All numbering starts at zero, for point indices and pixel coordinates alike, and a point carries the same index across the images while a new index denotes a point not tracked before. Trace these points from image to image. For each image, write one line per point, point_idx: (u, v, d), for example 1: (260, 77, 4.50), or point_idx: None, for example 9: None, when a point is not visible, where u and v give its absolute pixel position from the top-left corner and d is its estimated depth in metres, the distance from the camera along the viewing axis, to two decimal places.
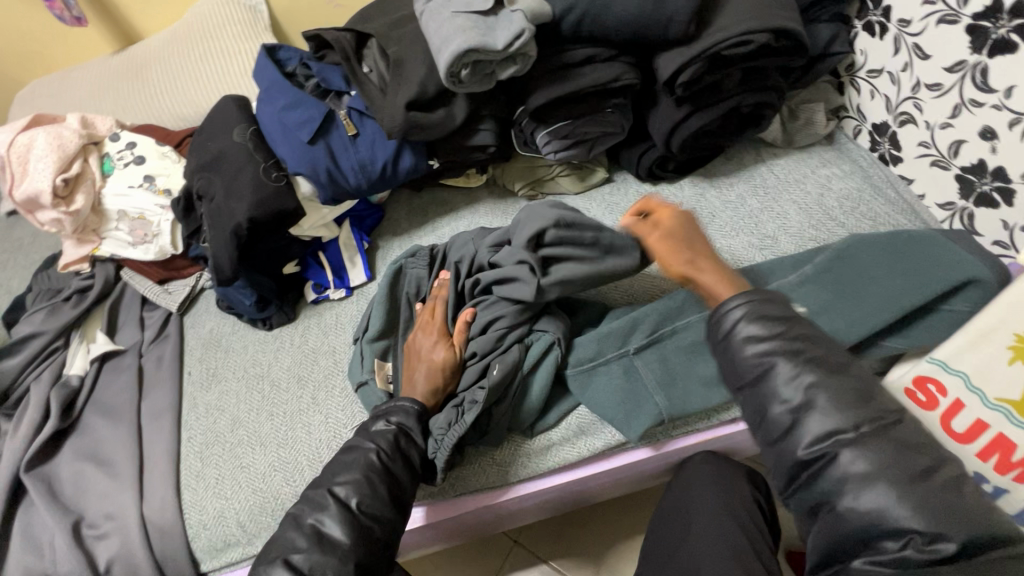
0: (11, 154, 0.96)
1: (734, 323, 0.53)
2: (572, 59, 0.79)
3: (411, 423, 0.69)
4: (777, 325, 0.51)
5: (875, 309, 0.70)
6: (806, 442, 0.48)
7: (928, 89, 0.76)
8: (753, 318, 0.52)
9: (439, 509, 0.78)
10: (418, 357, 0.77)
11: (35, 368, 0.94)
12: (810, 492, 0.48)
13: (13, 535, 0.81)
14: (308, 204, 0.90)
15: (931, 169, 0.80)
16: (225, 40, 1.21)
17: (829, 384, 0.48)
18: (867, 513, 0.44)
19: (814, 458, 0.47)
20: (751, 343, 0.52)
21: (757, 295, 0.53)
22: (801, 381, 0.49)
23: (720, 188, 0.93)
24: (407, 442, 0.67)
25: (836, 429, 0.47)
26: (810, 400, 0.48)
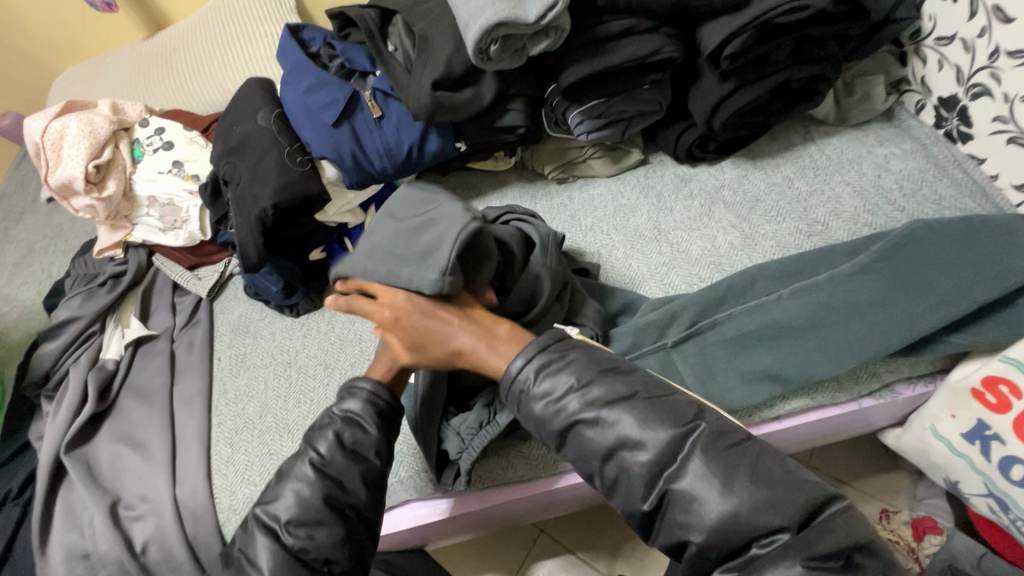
0: (45, 140, 0.97)
1: (528, 381, 0.55)
2: (608, 31, 0.74)
3: (358, 412, 0.61)
4: (573, 377, 0.54)
5: (943, 302, 0.65)
6: (643, 494, 0.50)
7: (1009, 57, 0.68)
8: (547, 368, 0.55)
9: (464, 503, 0.76)
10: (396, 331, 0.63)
11: (73, 352, 0.96)
12: (668, 533, 0.50)
13: (56, 514, 0.83)
14: (334, 188, 0.88)
15: (1007, 146, 0.72)
16: (252, 22, 1.20)
17: (643, 417, 0.51)
18: (714, 535, 0.47)
19: (655, 506, 0.50)
20: (555, 404, 0.54)
21: (539, 342, 0.56)
22: (611, 426, 0.52)
23: (765, 170, 0.87)
24: (351, 436, 0.60)
25: (663, 465, 0.50)
26: (620, 437, 0.51)
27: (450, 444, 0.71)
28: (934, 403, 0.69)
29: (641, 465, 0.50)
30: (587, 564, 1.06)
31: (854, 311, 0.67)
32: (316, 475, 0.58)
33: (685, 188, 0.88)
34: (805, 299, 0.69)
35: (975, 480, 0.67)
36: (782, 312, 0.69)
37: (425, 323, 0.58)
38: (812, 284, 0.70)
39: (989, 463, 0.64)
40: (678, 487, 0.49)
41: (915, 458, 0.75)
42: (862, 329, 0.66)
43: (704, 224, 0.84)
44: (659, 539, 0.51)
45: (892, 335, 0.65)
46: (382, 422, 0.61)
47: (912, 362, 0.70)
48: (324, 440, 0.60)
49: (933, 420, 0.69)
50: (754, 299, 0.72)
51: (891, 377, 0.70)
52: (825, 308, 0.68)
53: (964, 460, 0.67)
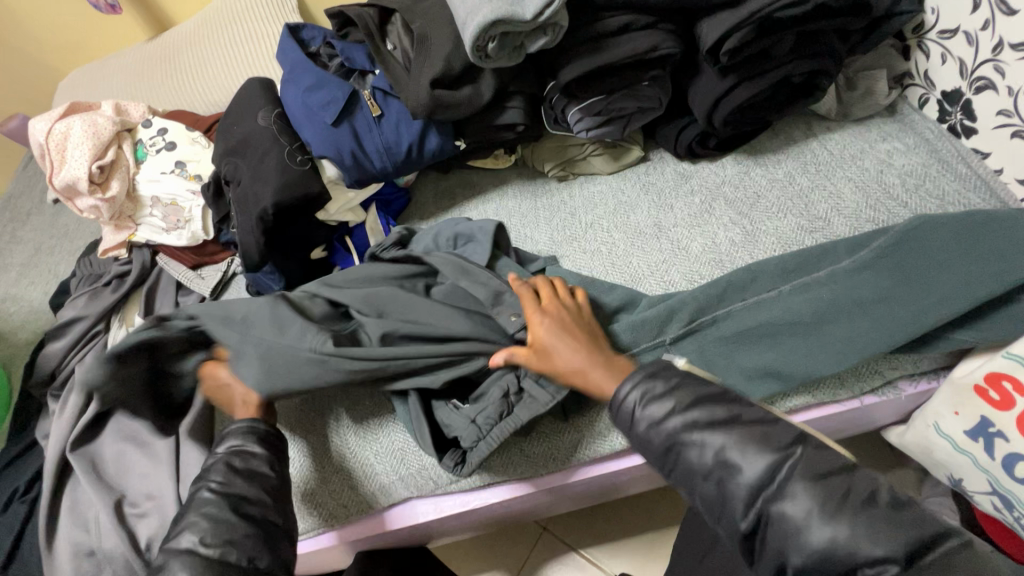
0: (50, 142, 0.98)
1: (632, 404, 0.54)
2: (606, 28, 0.74)
3: (248, 439, 0.65)
4: (684, 397, 0.52)
5: (945, 298, 0.64)
6: (741, 511, 0.48)
7: (1013, 50, 0.67)
8: (652, 395, 0.53)
9: (367, 525, 0.78)
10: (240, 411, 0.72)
11: (79, 350, 0.97)
12: (768, 558, 0.46)
13: (62, 511, 0.85)
14: (334, 187, 0.88)
15: (1012, 141, 0.71)
16: (253, 23, 1.20)
17: (737, 442, 0.49)
18: (818, 559, 0.44)
19: (753, 527, 0.47)
20: (666, 425, 0.52)
21: (644, 369, 0.55)
22: (710, 448, 0.50)
23: (767, 166, 0.86)
24: (242, 459, 0.63)
25: (760, 484, 0.47)
26: (725, 461, 0.49)
27: (459, 431, 0.70)
28: (937, 400, 0.69)
29: (742, 486, 0.48)
30: (590, 562, 1.06)
31: (857, 307, 0.67)
32: (219, 497, 0.59)
33: (686, 184, 0.88)
34: (806, 296, 0.69)
35: (979, 478, 0.66)
36: (784, 309, 0.69)
37: (569, 332, 0.66)
38: (814, 281, 0.70)
39: (992, 460, 0.63)
40: (779, 509, 0.46)
41: (919, 455, 0.75)
42: (864, 326, 0.66)
43: (704, 221, 0.83)
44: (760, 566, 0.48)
45: (896, 331, 0.65)
46: (267, 447, 0.66)
47: (915, 359, 0.70)
48: (217, 472, 0.62)
49: (936, 417, 0.69)
50: (756, 296, 0.71)
51: (894, 374, 0.70)
52: (827, 305, 0.68)
53: (968, 456, 0.66)
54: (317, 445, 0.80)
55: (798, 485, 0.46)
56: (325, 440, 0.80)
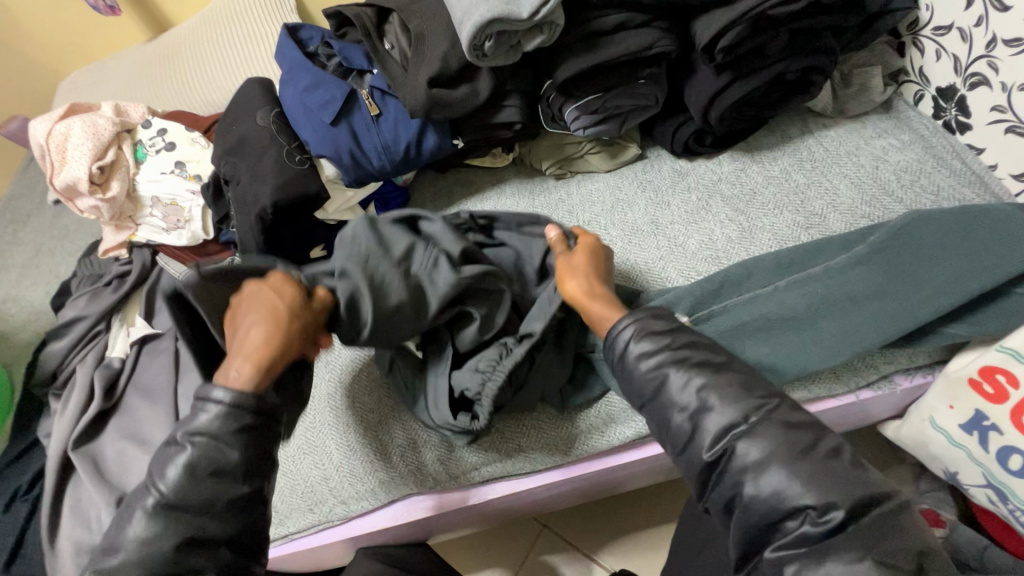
0: (50, 143, 0.98)
1: (628, 341, 0.59)
2: (602, 26, 0.74)
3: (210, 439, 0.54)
4: (664, 337, 0.59)
5: (939, 292, 0.65)
6: (708, 444, 0.53)
7: (1007, 46, 0.68)
8: (642, 333, 0.59)
9: (372, 522, 0.78)
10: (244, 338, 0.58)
11: (80, 350, 0.98)
12: (722, 489, 0.53)
13: (64, 510, 0.85)
14: (333, 186, 0.89)
15: (1006, 136, 0.72)
16: (253, 23, 1.21)
17: (717, 385, 0.54)
18: (769, 497, 0.49)
19: (717, 458, 0.53)
20: (651, 363, 0.58)
21: (646, 314, 0.61)
22: (692, 385, 0.55)
23: (763, 163, 0.86)
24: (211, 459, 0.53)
25: (731, 424, 0.53)
26: (703, 402, 0.54)
27: (464, 384, 0.69)
28: (932, 394, 0.69)
29: (713, 424, 0.53)
30: (589, 558, 1.07)
31: (851, 303, 0.67)
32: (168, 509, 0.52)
33: (683, 181, 0.88)
34: (802, 291, 0.69)
35: (974, 470, 0.66)
36: (779, 304, 0.69)
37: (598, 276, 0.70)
38: (810, 277, 0.70)
39: (987, 453, 0.64)
40: (744, 446, 0.51)
41: (912, 448, 0.75)
42: (858, 320, 0.66)
43: (701, 218, 0.84)
44: (714, 498, 0.54)
45: (890, 327, 0.65)
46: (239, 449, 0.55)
47: (909, 354, 0.70)
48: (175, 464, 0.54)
49: (931, 411, 0.69)
50: (751, 290, 0.72)
51: (889, 368, 0.70)
52: (822, 299, 0.68)
53: (963, 449, 0.67)
54: (319, 449, 0.80)
55: (764, 441, 0.51)
56: (322, 445, 0.80)
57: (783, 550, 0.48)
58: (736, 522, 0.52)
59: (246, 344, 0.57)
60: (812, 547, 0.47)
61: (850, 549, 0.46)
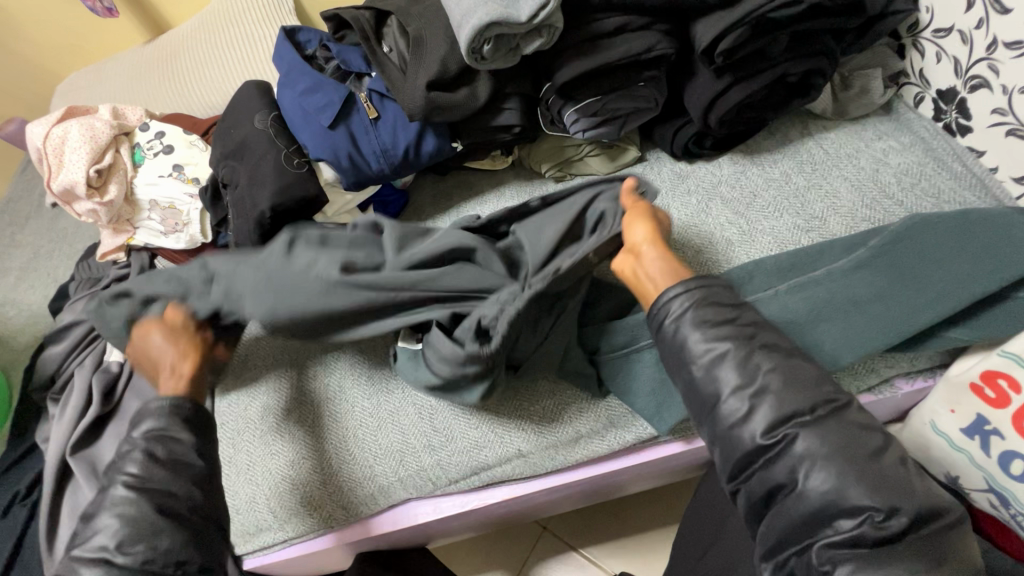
0: (47, 146, 0.98)
1: (683, 310, 0.59)
2: (602, 29, 0.74)
3: (172, 425, 0.63)
4: (730, 309, 0.59)
5: (939, 297, 0.65)
6: (765, 429, 0.53)
7: (1008, 49, 0.67)
8: (702, 302, 0.59)
9: (376, 523, 0.79)
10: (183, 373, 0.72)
11: (78, 354, 0.97)
12: (768, 476, 0.52)
13: (63, 515, 0.85)
14: (331, 190, 0.88)
15: (1007, 139, 0.72)
16: (250, 25, 1.20)
17: (784, 371, 0.54)
18: (826, 492, 0.49)
19: (772, 444, 0.52)
20: (709, 334, 0.57)
21: (706, 284, 0.60)
22: (760, 366, 0.55)
23: (763, 165, 0.86)
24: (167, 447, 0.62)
25: (793, 413, 0.52)
26: (765, 384, 0.54)
27: (481, 310, 0.68)
28: (934, 398, 0.69)
29: (771, 411, 0.53)
30: (590, 561, 1.07)
31: (852, 306, 0.67)
32: (135, 491, 0.58)
33: (683, 184, 0.88)
34: (803, 295, 0.69)
35: (976, 475, 0.66)
36: (780, 307, 0.69)
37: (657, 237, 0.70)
38: (812, 280, 0.69)
39: (989, 457, 0.63)
40: (807, 435, 0.52)
41: (912, 450, 0.74)
42: (859, 325, 0.66)
43: (702, 220, 0.83)
44: (750, 484, 0.54)
45: (888, 332, 0.66)
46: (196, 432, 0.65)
47: (911, 357, 0.70)
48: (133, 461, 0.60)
49: (932, 415, 0.69)
50: (752, 294, 0.71)
51: (890, 372, 0.70)
52: (824, 304, 0.68)
53: (965, 454, 0.66)
54: (318, 453, 0.79)
55: (819, 440, 0.51)
56: (320, 448, 0.79)
57: (832, 544, 0.49)
58: (779, 512, 0.52)
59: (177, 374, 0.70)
60: (864, 550, 0.48)
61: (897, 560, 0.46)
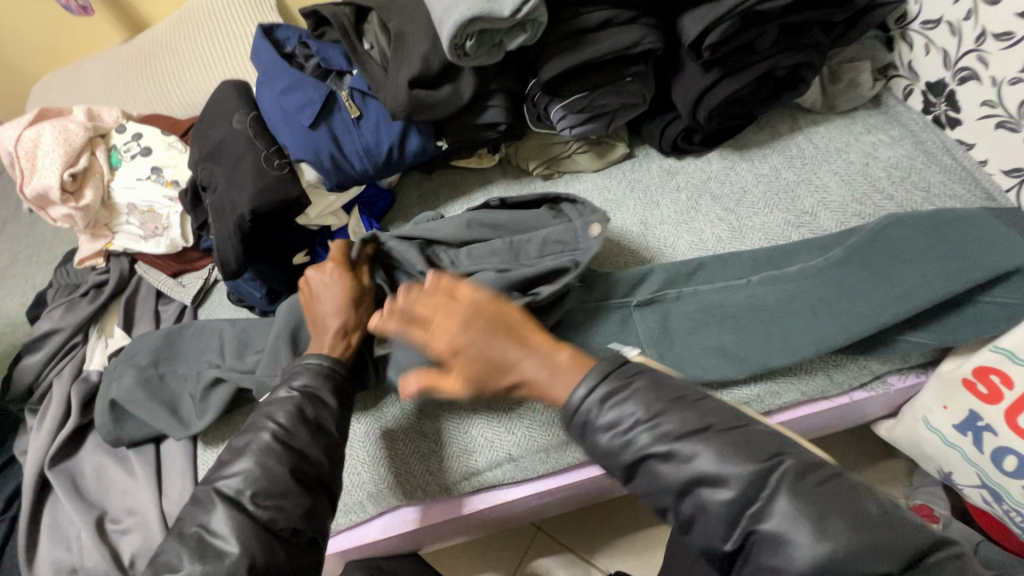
0: (19, 149, 0.95)
1: (589, 405, 0.51)
2: (587, 23, 0.72)
3: (319, 384, 0.63)
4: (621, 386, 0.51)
5: (907, 293, 0.64)
6: (724, 534, 0.46)
7: (996, 40, 0.67)
8: (610, 399, 0.50)
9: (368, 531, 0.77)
10: (327, 305, 0.68)
11: (55, 364, 0.95)
12: None
13: (42, 530, 0.83)
14: (314, 191, 0.86)
15: (996, 131, 0.71)
16: (231, 21, 1.17)
17: (725, 448, 0.46)
18: None
19: (739, 548, 0.45)
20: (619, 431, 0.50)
21: (601, 370, 0.52)
22: (687, 462, 0.47)
23: (752, 160, 0.85)
24: (313, 410, 0.62)
25: (748, 509, 0.45)
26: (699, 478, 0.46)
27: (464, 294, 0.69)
28: (925, 394, 0.69)
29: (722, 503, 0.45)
30: (585, 561, 1.06)
31: (820, 303, 0.67)
32: (280, 447, 0.58)
33: (672, 181, 0.87)
34: (774, 287, 0.69)
35: (969, 471, 0.66)
36: (748, 296, 0.69)
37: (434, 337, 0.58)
38: (784, 275, 0.70)
39: (982, 453, 0.63)
40: (764, 528, 0.44)
41: (907, 448, 0.75)
42: (829, 321, 0.66)
43: (693, 217, 0.82)
44: None
45: (852, 327, 0.65)
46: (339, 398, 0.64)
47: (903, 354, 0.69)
48: (282, 411, 0.61)
49: (925, 411, 0.69)
50: (724, 281, 0.72)
51: (883, 369, 0.69)
52: (788, 298, 0.68)
53: (957, 450, 0.66)
54: None
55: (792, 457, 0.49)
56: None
57: None
58: None
59: (339, 310, 0.68)
60: None
61: None
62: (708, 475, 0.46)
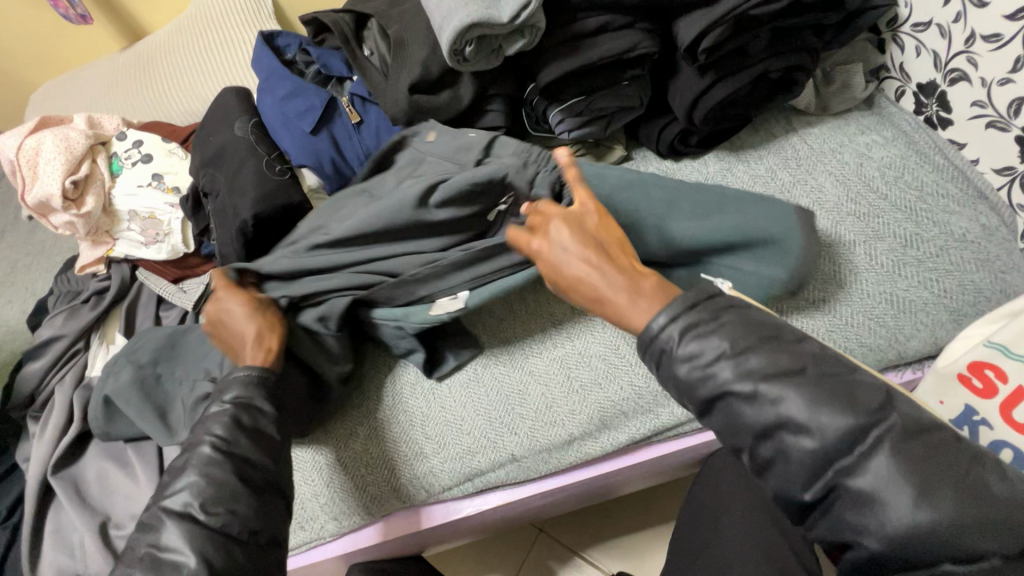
0: (21, 157, 0.95)
1: (673, 338, 0.50)
2: (584, 29, 0.74)
3: (252, 393, 0.62)
4: (705, 321, 0.50)
5: (763, 223, 0.70)
6: (808, 484, 0.46)
7: (985, 42, 0.68)
8: (699, 330, 0.49)
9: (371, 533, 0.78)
10: (233, 324, 0.67)
11: (57, 371, 0.95)
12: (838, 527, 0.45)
13: (45, 536, 0.83)
14: (315, 197, 0.88)
15: (986, 131, 0.73)
16: (231, 29, 1.18)
17: (809, 395, 0.46)
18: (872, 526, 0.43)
19: (822, 497, 0.46)
20: (704, 363, 0.49)
21: (689, 300, 0.51)
22: (771, 406, 0.47)
23: (748, 161, 0.86)
24: (249, 417, 0.61)
25: (834, 454, 0.45)
26: (781, 418, 0.46)
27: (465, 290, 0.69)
28: (922, 388, 0.70)
29: (807, 453, 0.45)
30: (587, 562, 1.06)
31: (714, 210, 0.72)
32: (220, 457, 0.57)
33: None
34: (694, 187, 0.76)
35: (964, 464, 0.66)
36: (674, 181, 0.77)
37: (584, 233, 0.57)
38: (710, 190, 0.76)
39: None
40: (855, 482, 0.44)
41: None
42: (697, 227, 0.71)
43: None
44: (815, 530, 0.47)
45: (738, 229, 0.69)
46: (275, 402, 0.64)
47: (898, 351, 0.71)
48: (217, 424, 0.59)
49: (922, 406, 0.70)
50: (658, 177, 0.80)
51: (877, 365, 0.71)
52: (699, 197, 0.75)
53: (955, 445, 0.65)
54: (310, 452, 0.78)
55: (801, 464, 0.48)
56: (312, 460, 0.78)
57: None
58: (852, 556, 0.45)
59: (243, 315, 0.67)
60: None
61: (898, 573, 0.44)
62: (792, 420, 0.46)
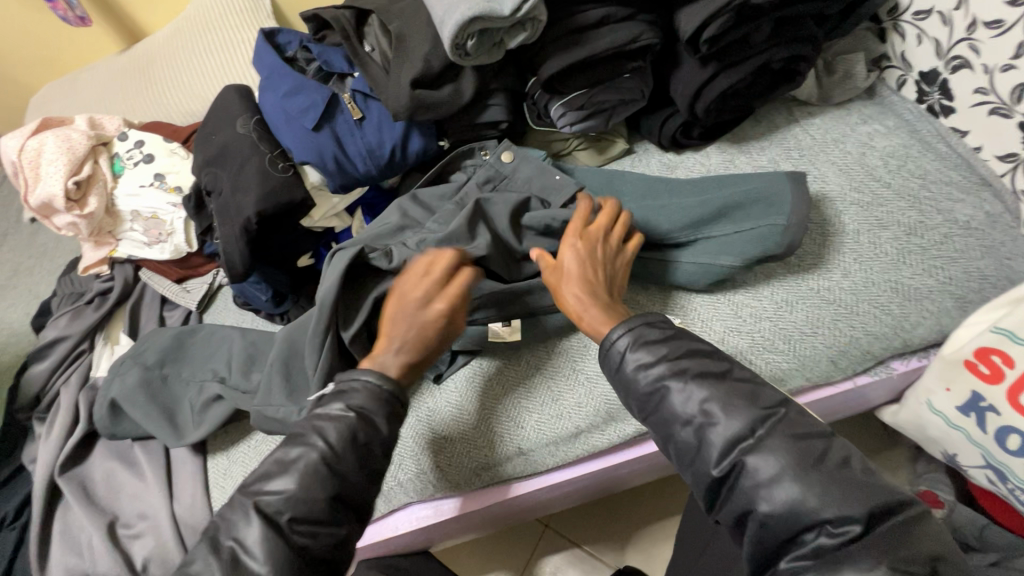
0: (23, 159, 0.95)
1: (625, 349, 0.58)
2: (586, 21, 0.74)
3: (373, 408, 0.60)
4: (658, 345, 0.58)
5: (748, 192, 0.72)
6: (715, 460, 0.52)
7: (987, 28, 0.68)
8: (639, 341, 0.58)
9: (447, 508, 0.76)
10: (413, 320, 0.63)
11: (63, 372, 0.96)
12: (734, 504, 0.52)
13: (53, 536, 0.83)
14: (318, 193, 0.87)
15: (989, 118, 0.73)
16: (230, 29, 1.18)
17: (721, 396, 0.54)
18: (785, 511, 0.49)
19: (726, 474, 0.52)
20: (645, 364, 0.57)
21: (644, 319, 0.59)
22: (694, 399, 0.54)
23: (750, 153, 0.86)
24: (364, 433, 0.59)
25: (737, 438, 0.52)
26: (706, 414, 0.54)
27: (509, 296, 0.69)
28: (929, 375, 0.70)
29: (718, 438, 0.52)
30: (593, 557, 1.06)
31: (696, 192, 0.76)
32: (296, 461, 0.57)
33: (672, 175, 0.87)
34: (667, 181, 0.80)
35: (974, 452, 0.67)
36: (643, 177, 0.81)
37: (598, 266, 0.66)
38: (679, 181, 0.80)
39: (985, 434, 0.65)
40: (753, 461, 0.51)
41: (911, 432, 0.77)
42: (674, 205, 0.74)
43: None
44: (723, 512, 0.54)
45: (713, 203, 0.72)
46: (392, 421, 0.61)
47: (905, 339, 0.71)
48: (333, 429, 0.58)
49: (929, 394, 0.70)
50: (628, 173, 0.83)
51: (884, 353, 0.72)
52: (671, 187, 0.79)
53: (961, 430, 0.68)
54: None
55: (774, 454, 0.50)
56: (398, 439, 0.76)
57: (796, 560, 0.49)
58: (749, 535, 0.51)
59: (420, 323, 0.63)
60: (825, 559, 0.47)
61: (866, 557, 0.45)
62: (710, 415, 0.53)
